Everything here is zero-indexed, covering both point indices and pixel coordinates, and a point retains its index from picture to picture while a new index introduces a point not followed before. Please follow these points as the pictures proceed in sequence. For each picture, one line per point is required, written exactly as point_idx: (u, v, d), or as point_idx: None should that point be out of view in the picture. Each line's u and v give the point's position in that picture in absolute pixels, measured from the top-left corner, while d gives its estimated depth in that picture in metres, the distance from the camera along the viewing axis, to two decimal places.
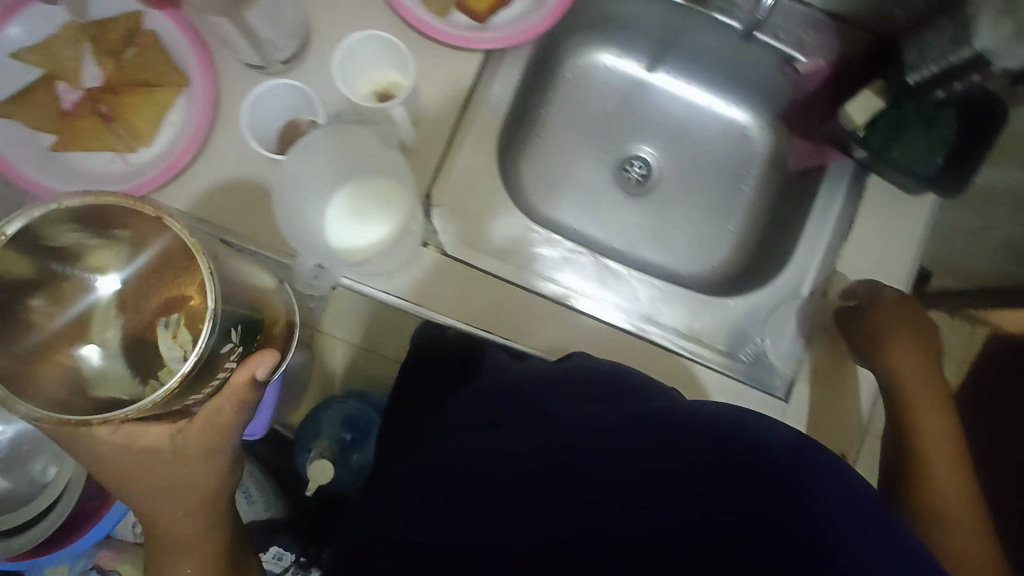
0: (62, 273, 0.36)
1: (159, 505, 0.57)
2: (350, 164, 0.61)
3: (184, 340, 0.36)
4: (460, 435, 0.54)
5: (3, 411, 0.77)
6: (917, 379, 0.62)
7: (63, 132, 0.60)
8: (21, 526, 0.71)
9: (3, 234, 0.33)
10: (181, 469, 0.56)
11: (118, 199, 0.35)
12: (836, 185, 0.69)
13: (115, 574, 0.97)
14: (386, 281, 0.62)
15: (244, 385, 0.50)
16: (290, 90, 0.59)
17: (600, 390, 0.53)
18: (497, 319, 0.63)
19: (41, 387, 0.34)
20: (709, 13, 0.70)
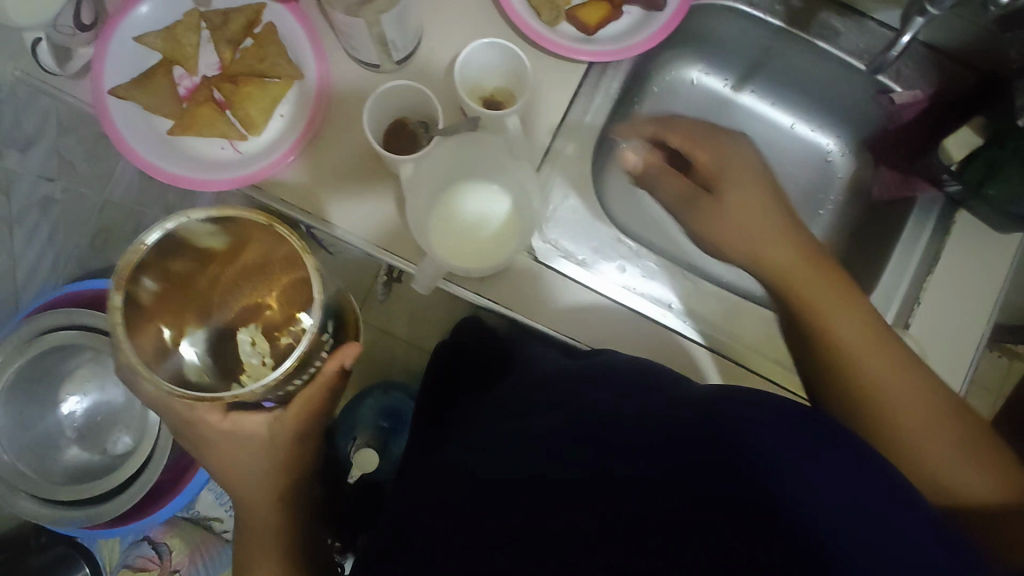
0: (154, 259, 0.45)
1: (248, 485, 0.60)
2: (461, 168, 0.60)
3: (262, 347, 0.49)
4: (497, 421, 0.53)
5: (74, 383, 0.78)
6: (794, 268, 0.52)
7: (179, 116, 0.61)
8: (109, 492, 0.73)
9: (145, 240, 0.44)
10: (270, 451, 0.59)
11: (237, 211, 0.47)
12: (925, 218, 0.69)
13: (164, 547, 1.00)
14: (480, 285, 0.64)
15: (334, 375, 0.57)
16: (408, 90, 0.60)
17: (631, 382, 0.50)
18: (586, 330, 0.64)
19: (141, 347, 0.45)
20: (811, 38, 0.70)
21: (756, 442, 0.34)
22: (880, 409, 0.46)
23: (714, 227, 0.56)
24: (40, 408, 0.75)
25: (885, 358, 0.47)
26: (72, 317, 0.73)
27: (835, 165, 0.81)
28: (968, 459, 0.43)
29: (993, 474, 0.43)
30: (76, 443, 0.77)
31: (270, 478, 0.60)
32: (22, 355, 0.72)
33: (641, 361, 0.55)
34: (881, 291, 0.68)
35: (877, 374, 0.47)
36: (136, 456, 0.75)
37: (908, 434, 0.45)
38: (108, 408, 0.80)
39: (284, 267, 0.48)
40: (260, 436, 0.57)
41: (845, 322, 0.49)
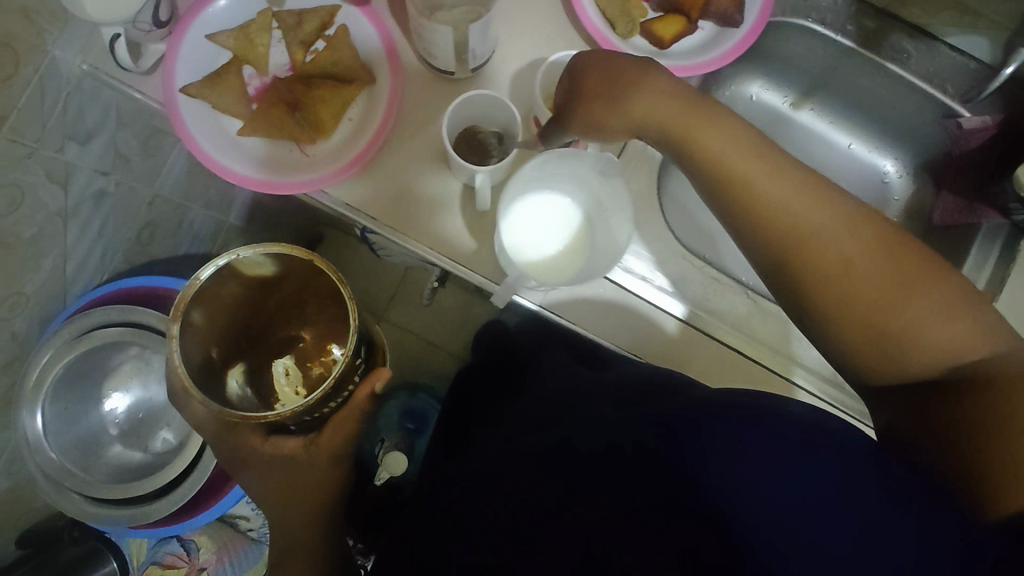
0: (208, 293, 0.53)
1: (285, 508, 0.58)
2: (540, 181, 0.61)
3: (294, 379, 0.62)
4: (537, 424, 0.55)
5: (116, 378, 0.76)
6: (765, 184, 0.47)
7: (250, 117, 0.61)
8: (157, 492, 0.74)
9: (200, 275, 0.51)
10: (307, 473, 0.57)
11: (283, 247, 0.53)
12: (989, 245, 0.69)
13: (192, 544, 0.99)
14: (543, 295, 0.64)
15: (365, 401, 0.58)
16: (485, 100, 0.59)
17: (649, 390, 0.54)
18: (643, 344, 0.66)
19: (201, 372, 0.54)
20: (881, 61, 0.71)
21: (711, 441, 0.41)
22: (833, 271, 0.44)
23: (601, 113, 0.53)
24: (85, 404, 0.73)
25: (827, 216, 0.45)
26: (126, 314, 0.73)
27: (892, 187, 0.81)
28: (934, 308, 0.42)
29: (969, 326, 0.42)
30: (119, 441, 0.76)
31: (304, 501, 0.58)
32: (70, 352, 0.70)
33: (660, 368, 0.60)
34: (967, 268, 0.69)
35: (827, 242, 0.45)
36: (184, 454, 0.76)
37: (867, 290, 0.44)
38: (150, 405, 0.79)
39: (320, 303, 0.60)
40: (298, 460, 0.57)
41: (781, 190, 0.46)
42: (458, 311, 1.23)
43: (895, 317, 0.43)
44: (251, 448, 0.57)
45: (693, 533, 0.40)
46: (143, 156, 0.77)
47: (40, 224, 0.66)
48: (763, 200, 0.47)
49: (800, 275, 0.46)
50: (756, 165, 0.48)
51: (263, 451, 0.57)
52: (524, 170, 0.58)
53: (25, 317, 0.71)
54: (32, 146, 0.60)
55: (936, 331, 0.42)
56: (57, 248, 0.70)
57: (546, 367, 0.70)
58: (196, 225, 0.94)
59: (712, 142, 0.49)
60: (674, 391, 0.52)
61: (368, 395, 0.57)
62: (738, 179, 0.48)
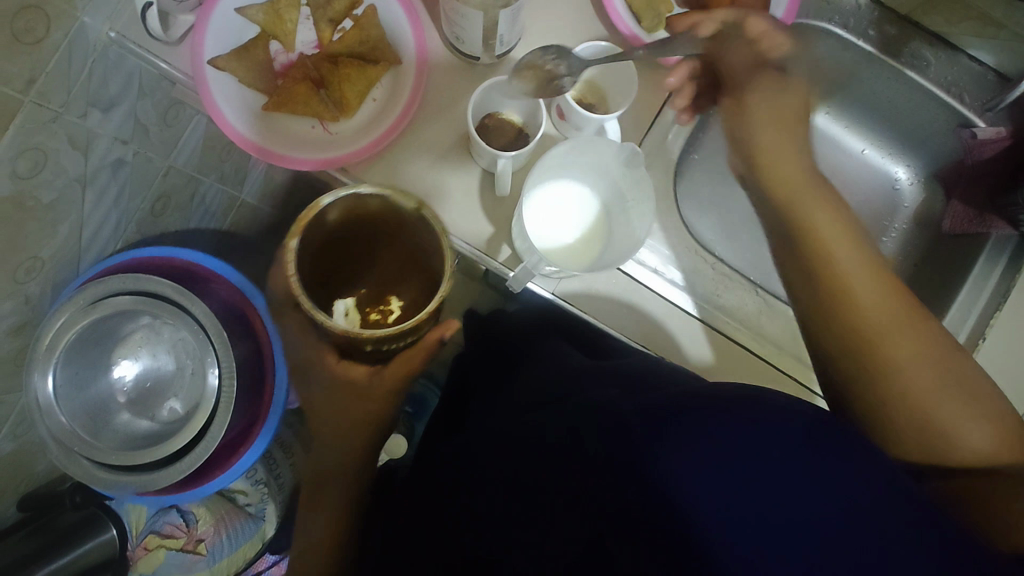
0: (325, 207, 0.48)
1: (326, 441, 0.63)
2: (561, 167, 0.61)
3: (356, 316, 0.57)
4: (534, 409, 0.56)
5: (128, 346, 0.77)
6: (852, 260, 0.51)
7: (275, 93, 0.61)
8: (161, 462, 0.71)
9: (321, 202, 0.47)
10: (363, 402, 0.61)
11: (399, 195, 0.47)
12: (996, 256, 0.70)
13: (191, 515, 0.99)
14: (556, 283, 0.66)
15: (433, 344, 0.59)
16: (510, 87, 0.60)
17: (650, 379, 0.56)
18: (655, 338, 0.67)
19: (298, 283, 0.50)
20: (901, 66, 0.73)
21: (691, 428, 0.43)
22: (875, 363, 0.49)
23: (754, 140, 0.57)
24: (93, 370, 0.74)
25: (895, 306, 0.50)
26: (139, 284, 0.71)
27: (903, 193, 0.81)
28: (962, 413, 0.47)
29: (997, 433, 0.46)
30: (127, 409, 0.76)
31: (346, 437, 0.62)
32: (81, 320, 0.70)
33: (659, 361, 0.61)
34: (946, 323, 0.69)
35: (887, 335, 0.49)
36: (191, 425, 0.72)
37: (911, 392, 0.47)
38: (158, 376, 0.79)
39: (411, 246, 0.52)
40: (361, 384, 0.60)
41: (857, 270, 0.51)
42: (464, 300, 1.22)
43: (936, 418, 0.47)
44: (324, 364, 0.60)
45: (648, 519, 0.41)
46: (161, 127, 0.77)
47: (59, 189, 0.66)
48: (837, 272, 0.51)
49: (851, 344, 0.50)
50: (847, 242, 0.52)
51: (334, 369, 0.60)
52: (552, 153, 0.59)
53: (39, 281, 0.71)
54: (56, 111, 0.60)
55: (973, 439, 0.46)
56: (75, 214, 0.71)
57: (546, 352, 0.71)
58: (208, 200, 0.93)
59: (809, 211, 0.53)
60: (668, 385, 0.53)
61: (436, 342, 0.59)
62: (816, 244, 0.52)
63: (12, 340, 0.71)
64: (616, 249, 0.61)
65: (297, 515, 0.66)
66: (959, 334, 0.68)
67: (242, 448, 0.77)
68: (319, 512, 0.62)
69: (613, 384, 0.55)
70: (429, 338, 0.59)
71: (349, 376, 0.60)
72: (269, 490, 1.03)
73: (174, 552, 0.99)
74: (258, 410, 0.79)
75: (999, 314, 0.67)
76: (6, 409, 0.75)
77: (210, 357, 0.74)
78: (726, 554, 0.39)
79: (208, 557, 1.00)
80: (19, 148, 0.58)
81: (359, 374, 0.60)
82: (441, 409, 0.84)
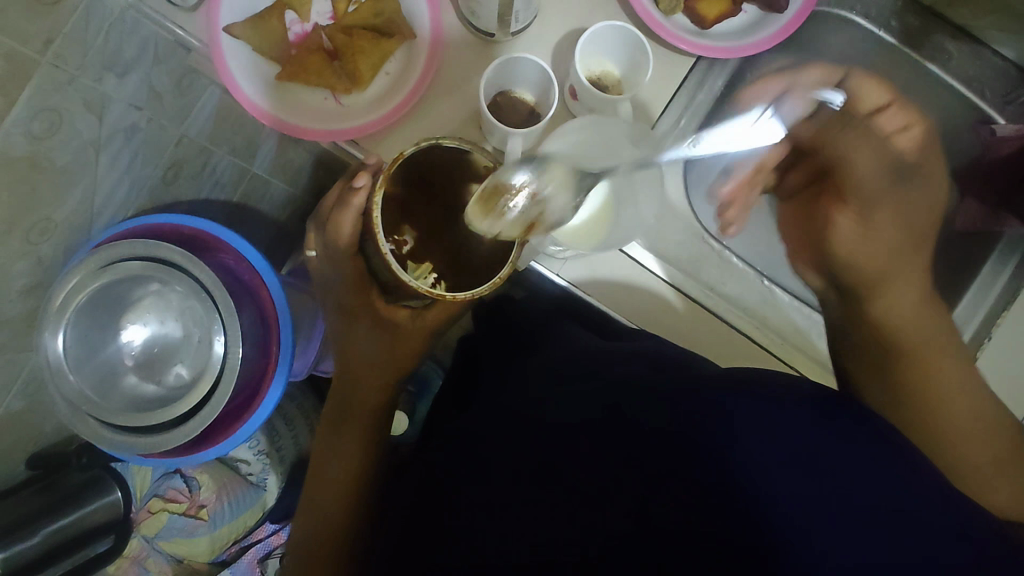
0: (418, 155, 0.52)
1: (353, 387, 0.69)
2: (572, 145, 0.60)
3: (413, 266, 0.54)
4: (552, 387, 0.59)
5: (136, 311, 0.78)
6: (903, 295, 0.61)
7: (288, 63, 0.61)
8: (168, 423, 0.72)
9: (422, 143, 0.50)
10: (399, 344, 0.67)
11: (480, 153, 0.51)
12: (1006, 257, 0.71)
13: (193, 481, 1.00)
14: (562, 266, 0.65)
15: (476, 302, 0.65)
16: (524, 65, 0.60)
17: (665, 365, 0.57)
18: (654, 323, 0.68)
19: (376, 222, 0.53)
20: (921, 60, 0.72)
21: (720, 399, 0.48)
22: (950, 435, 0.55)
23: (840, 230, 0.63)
24: (103, 333, 0.76)
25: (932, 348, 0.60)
26: (148, 249, 0.72)
27: None
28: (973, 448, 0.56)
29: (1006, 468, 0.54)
30: (134, 372, 0.78)
31: (370, 383, 0.69)
32: (92, 283, 0.71)
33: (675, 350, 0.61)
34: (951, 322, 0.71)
35: (922, 367, 0.59)
36: (196, 389, 0.73)
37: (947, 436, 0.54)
38: (165, 340, 0.79)
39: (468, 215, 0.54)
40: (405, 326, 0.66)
41: (915, 320, 0.61)
42: None
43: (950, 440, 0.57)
44: (376, 308, 0.66)
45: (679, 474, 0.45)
46: (176, 95, 0.76)
47: (73, 151, 0.67)
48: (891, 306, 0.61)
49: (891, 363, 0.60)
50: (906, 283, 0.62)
51: (383, 313, 0.66)
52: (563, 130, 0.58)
53: (52, 243, 0.72)
54: (72, 73, 0.62)
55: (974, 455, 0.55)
56: (88, 178, 0.71)
57: (555, 335, 0.72)
58: (218, 170, 0.92)
59: (870, 254, 0.62)
60: (684, 370, 0.56)
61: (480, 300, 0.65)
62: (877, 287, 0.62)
63: (25, 301, 0.73)
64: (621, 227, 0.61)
65: (314, 454, 0.70)
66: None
67: (247, 413, 0.78)
68: (346, 443, 0.68)
69: (632, 363, 0.58)
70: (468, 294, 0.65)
71: (394, 320, 0.66)
72: (270, 461, 1.04)
73: (177, 516, 1.00)
74: (261, 377, 0.79)
75: (1006, 312, 0.69)
76: (15, 369, 0.76)
77: (217, 325, 0.74)
78: (770, 509, 0.42)
79: (210, 523, 1.01)
80: (37, 108, 0.61)
81: (401, 317, 0.66)
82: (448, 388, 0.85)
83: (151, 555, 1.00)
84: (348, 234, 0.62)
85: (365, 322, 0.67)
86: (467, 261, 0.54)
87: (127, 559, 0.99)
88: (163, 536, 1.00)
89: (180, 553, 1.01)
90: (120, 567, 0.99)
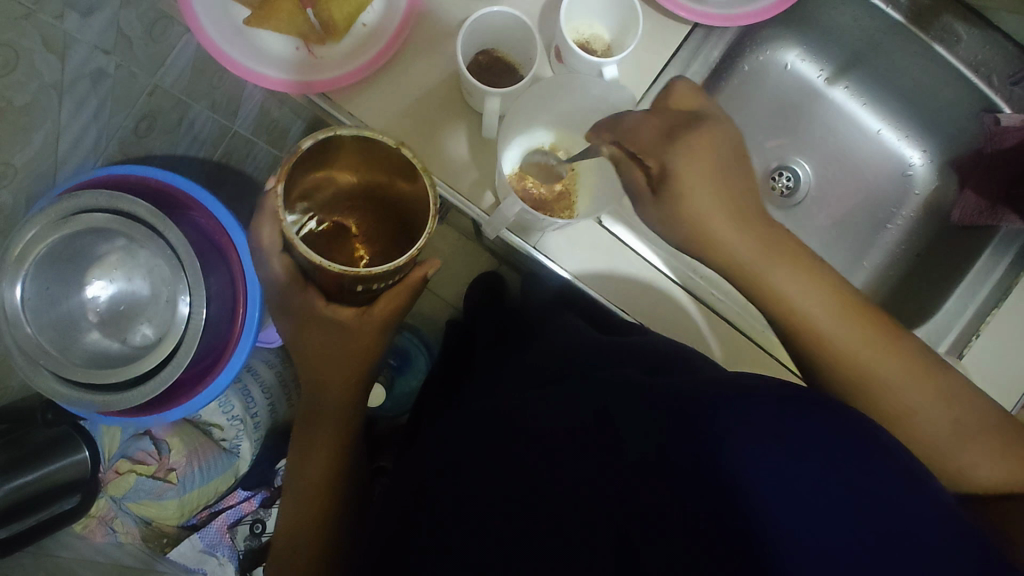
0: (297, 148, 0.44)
1: (320, 388, 0.62)
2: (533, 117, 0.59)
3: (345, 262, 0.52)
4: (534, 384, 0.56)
5: (105, 266, 0.75)
6: None
7: (258, 7, 0.58)
8: (128, 382, 0.70)
9: (301, 146, 0.43)
10: (353, 340, 0.59)
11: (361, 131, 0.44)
12: (1002, 250, 0.69)
13: (164, 445, 0.94)
14: (563, 252, 0.63)
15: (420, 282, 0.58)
16: (506, 21, 0.57)
17: (655, 361, 0.54)
18: (657, 319, 0.65)
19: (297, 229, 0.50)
20: (928, 40, 0.69)
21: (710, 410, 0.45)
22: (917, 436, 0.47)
23: None
24: (66, 286, 0.72)
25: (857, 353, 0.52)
26: (113, 201, 0.69)
27: (915, 178, 0.79)
28: (977, 449, 0.47)
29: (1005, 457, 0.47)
30: (97, 329, 0.74)
31: (332, 380, 0.62)
32: (56, 231, 0.67)
33: (666, 342, 0.58)
34: (942, 316, 0.69)
35: None
36: (158, 349, 0.70)
37: (922, 437, 0.48)
38: (133, 298, 0.76)
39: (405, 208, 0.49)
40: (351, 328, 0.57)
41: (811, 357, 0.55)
42: (461, 257, 1.06)
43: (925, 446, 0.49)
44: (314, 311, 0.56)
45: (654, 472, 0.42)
46: (147, 41, 0.75)
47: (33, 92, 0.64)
48: None
49: None
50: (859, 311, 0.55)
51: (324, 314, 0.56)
52: (508, 96, 0.56)
53: (11, 189, 0.69)
54: None
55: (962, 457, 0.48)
56: (50, 122, 0.69)
57: (551, 326, 0.69)
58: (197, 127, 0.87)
59: None
60: (671, 363, 0.53)
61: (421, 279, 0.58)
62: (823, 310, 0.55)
63: None
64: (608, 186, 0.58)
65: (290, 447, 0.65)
66: (939, 347, 0.68)
67: (209, 379, 0.76)
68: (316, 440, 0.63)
69: (619, 360, 0.55)
70: (411, 276, 0.57)
71: (337, 320, 0.57)
72: (245, 427, 0.99)
73: (146, 478, 0.93)
74: (228, 340, 0.77)
75: (994, 313, 0.67)
76: None
77: (182, 284, 0.71)
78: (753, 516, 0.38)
79: (180, 486, 0.95)
80: None
81: (347, 317, 0.57)
82: (429, 383, 0.84)
83: (119, 517, 0.96)
84: (269, 235, 0.54)
85: (312, 321, 0.58)
86: (390, 228, 0.52)
87: (94, 519, 0.94)
88: (131, 497, 0.94)
89: (148, 516, 0.96)
90: (87, 526, 0.95)
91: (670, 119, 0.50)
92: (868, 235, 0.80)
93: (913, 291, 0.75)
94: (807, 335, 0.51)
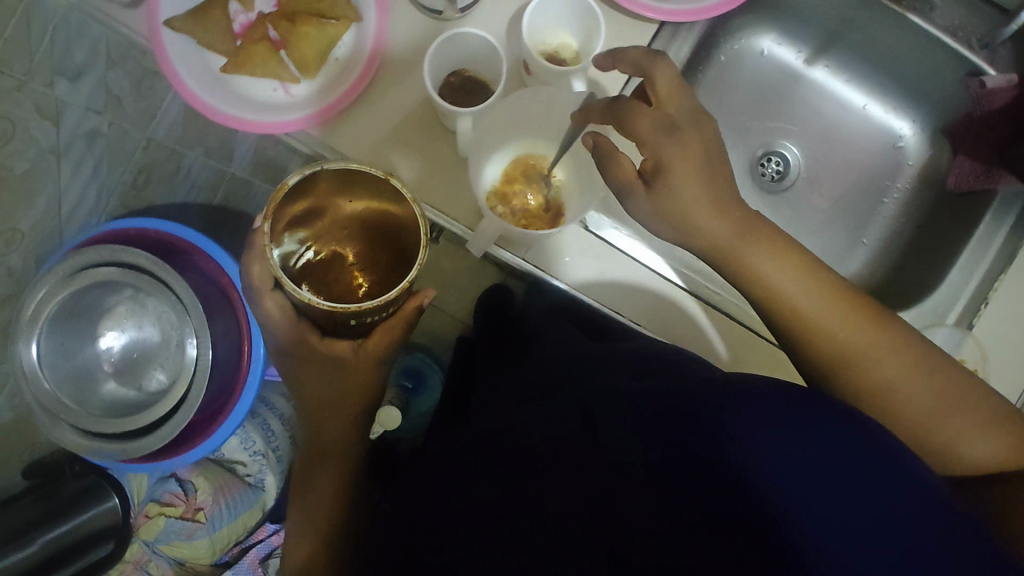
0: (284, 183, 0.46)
1: (323, 421, 0.63)
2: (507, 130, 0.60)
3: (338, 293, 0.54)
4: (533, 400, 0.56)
5: (116, 317, 0.77)
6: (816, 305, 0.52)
7: (233, 54, 0.60)
8: (144, 429, 0.72)
9: (287, 182, 0.45)
10: (354, 370, 0.60)
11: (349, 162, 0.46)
12: (1002, 213, 0.68)
13: (190, 486, 0.96)
14: (551, 261, 0.64)
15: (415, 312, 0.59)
16: (469, 40, 0.58)
17: (653, 365, 0.54)
18: (654, 319, 0.65)
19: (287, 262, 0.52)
20: (902, 12, 0.68)
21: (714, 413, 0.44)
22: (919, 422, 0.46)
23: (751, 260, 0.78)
24: (79, 340, 0.74)
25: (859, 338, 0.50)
26: (117, 254, 0.71)
27: (907, 149, 0.78)
28: (983, 433, 0.46)
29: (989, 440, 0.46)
30: (113, 378, 0.76)
31: (336, 413, 0.62)
32: (65, 288, 0.69)
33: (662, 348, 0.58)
34: (946, 287, 0.68)
35: None
36: (170, 394, 0.72)
37: (923, 422, 0.47)
38: (145, 345, 0.78)
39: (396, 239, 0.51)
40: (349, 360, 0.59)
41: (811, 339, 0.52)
42: (465, 275, 1.06)
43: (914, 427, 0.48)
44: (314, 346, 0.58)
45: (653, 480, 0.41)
46: (136, 97, 0.78)
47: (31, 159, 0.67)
48: None
49: None
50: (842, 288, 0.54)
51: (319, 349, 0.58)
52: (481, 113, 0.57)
53: (21, 253, 0.72)
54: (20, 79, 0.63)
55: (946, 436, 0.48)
56: (50, 185, 0.71)
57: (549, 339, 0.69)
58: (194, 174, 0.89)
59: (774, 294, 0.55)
60: (671, 368, 0.53)
61: (416, 309, 0.58)
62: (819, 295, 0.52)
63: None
64: (591, 183, 0.60)
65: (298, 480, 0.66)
66: (946, 320, 0.66)
67: (221, 420, 0.78)
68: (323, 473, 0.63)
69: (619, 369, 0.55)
70: (407, 307, 0.58)
71: (334, 354, 0.59)
72: (268, 462, 1.00)
73: (174, 520, 0.95)
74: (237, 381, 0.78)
75: (1004, 276, 0.66)
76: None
77: (188, 328, 0.73)
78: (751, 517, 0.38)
79: (208, 526, 0.96)
80: None
81: (342, 350, 0.59)
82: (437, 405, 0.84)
83: (154, 560, 0.97)
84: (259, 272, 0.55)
85: (310, 357, 0.59)
86: (384, 256, 0.52)
87: (129, 564, 0.96)
88: (162, 540, 0.95)
89: (180, 557, 0.97)
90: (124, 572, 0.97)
91: (652, 118, 0.51)
92: (865, 212, 0.78)
93: (914, 264, 0.73)
94: (806, 321, 0.50)
